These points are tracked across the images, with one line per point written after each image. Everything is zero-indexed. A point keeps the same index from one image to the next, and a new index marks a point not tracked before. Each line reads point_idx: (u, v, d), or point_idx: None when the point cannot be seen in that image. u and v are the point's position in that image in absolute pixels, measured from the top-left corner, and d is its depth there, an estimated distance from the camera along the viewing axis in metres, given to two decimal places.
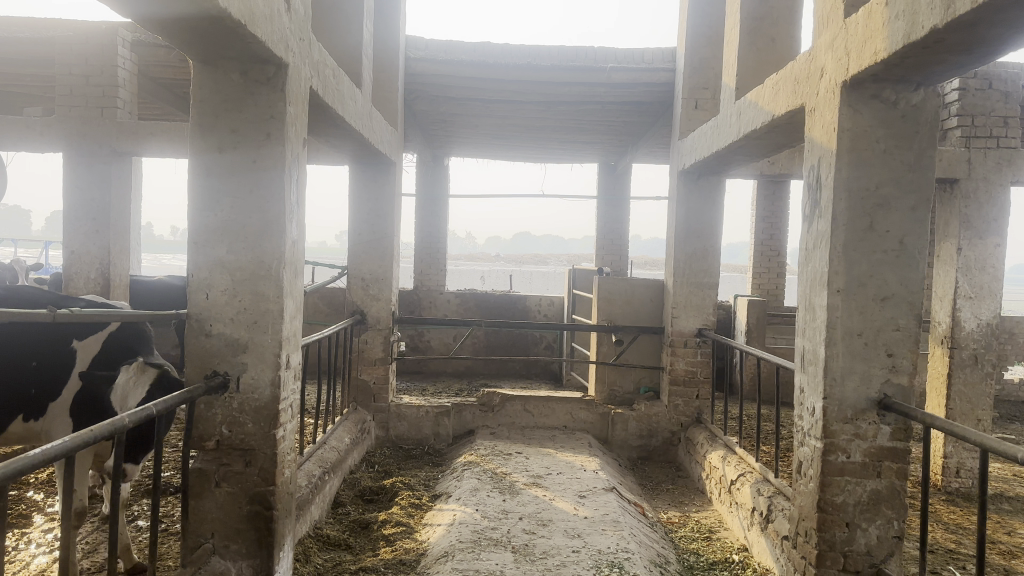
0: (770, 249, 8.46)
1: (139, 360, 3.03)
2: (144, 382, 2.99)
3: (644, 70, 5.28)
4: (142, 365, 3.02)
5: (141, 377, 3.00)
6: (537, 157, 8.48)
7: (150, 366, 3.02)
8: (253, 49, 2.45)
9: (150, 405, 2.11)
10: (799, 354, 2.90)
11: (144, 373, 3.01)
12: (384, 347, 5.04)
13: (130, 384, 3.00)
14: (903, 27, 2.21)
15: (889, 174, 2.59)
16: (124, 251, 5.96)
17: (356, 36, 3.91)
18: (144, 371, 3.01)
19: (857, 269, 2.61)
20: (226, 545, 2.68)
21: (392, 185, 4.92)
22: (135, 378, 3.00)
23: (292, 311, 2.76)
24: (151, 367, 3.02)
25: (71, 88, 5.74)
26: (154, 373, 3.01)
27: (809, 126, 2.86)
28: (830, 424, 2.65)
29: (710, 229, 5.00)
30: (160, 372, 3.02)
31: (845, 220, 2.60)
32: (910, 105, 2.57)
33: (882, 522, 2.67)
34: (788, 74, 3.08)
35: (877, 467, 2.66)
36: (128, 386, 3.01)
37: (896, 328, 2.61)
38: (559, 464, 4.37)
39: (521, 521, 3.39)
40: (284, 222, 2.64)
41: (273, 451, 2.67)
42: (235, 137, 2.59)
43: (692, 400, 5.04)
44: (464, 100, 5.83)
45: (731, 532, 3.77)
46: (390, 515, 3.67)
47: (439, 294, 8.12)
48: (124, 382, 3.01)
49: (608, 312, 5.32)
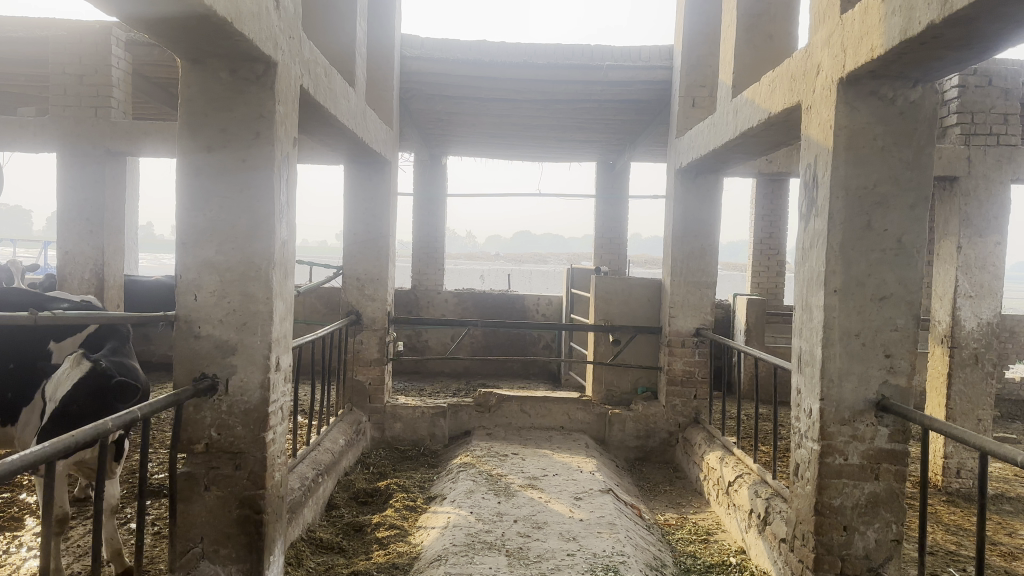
0: (769, 248, 8.41)
1: (78, 352, 2.91)
2: (72, 374, 2.82)
3: (642, 68, 5.24)
4: (79, 357, 2.88)
5: (72, 370, 2.85)
6: (535, 156, 8.44)
7: (85, 359, 2.87)
8: (241, 47, 2.41)
9: (135, 409, 2.08)
10: (795, 355, 2.86)
11: (78, 364, 2.86)
12: (379, 347, 5.01)
13: (64, 377, 2.87)
14: (900, 23, 2.17)
15: (886, 173, 2.55)
16: (118, 251, 5.92)
17: (350, 34, 3.87)
18: (79, 363, 2.87)
19: (855, 269, 2.57)
20: (216, 549, 2.64)
21: (387, 184, 4.88)
22: (70, 370, 2.87)
23: (282, 312, 2.72)
24: (86, 360, 2.87)
25: (65, 87, 5.71)
26: (86, 365, 2.83)
27: (806, 123, 2.82)
28: (827, 426, 2.62)
29: (708, 227, 4.95)
30: (93, 365, 2.83)
31: (843, 218, 2.57)
32: (907, 102, 2.54)
33: (880, 525, 2.63)
34: (784, 71, 3.04)
35: (875, 469, 2.63)
36: (63, 378, 2.87)
37: (894, 328, 2.58)
38: (556, 465, 4.34)
39: (516, 524, 3.36)
40: (274, 221, 2.60)
41: (263, 455, 2.63)
42: (224, 136, 2.55)
43: (690, 401, 5.00)
44: (461, 99, 5.79)
45: (729, 535, 3.73)
46: (384, 518, 3.64)
47: (437, 293, 8.08)
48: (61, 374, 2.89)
49: (605, 311, 5.29)
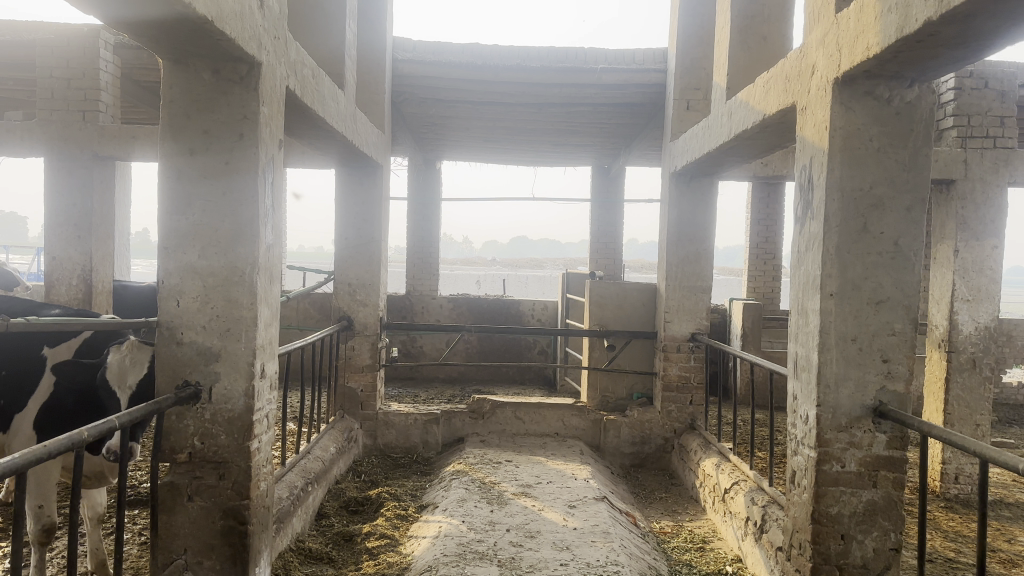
0: (766, 252, 8.36)
1: (130, 338, 2.93)
2: (142, 362, 2.90)
3: (635, 70, 5.19)
4: (137, 343, 2.92)
5: (137, 355, 2.89)
6: (530, 160, 8.40)
7: (144, 345, 2.94)
8: (223, 47, 2.36)
9: (113, 417, 2.01)
10: (792, 360, 2.81)
11: (139, 350, 2.91)
12: (372, 353, 4.94)
13: (126, 364, 2.87)
14: (896, 21, 2.12)
15: (882, 174, 2.50)
16: (107, 256, 5.86)
17: (339, 36, 3.82)
18: (140, 348, 2.93)
19: (851, 273, 2.52)
20: (199, 561, 2.58)
21: (379, 188, 4.82)
22: (129, 355, 2.89)
23: (267, 318, 2.66)
24: (145, 345, 2.95)
25: (53, 91, 5.65)
26: (150, 350, 2.94)
27: (801, 124, 2.78)
28: (824, 432, 2.56)
29: (702, 232, 4.90)
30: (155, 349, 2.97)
31: (838, 221, 2.52)
32: (904, 102, 2.49)
33: (878, 533, 2.58)
34: (779, 71, 3.00)
35: (873, 476, 2.57)
36: (124, 366, 2.87)
37: (891, 333, 2.53)
38: (550, 472, 4.27)
39: (508, 533, 3.30)
40: (258, 226, 2.54)
41: (247, 464, 2.57)
42: (207, 139, 2.50)
43: (685, 406, 4.95)
44: (454, 103, 5.75)
45: (725, 542, 3.68)
46: (375, 528, 3.58)
47: (431, 299, 8.03)
48: (118, 361, 2.87)
49: (599, 317, 5.25)
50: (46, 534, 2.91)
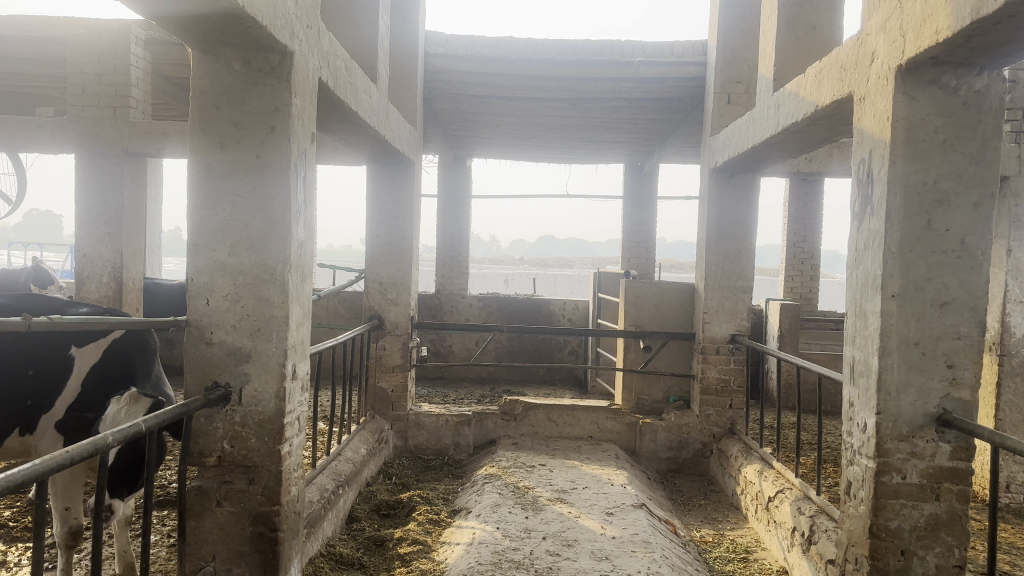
0: (803, 251, 8.16)
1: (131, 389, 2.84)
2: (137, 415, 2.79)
3: (674, 64, 5.04)
4: (136, 395, 2.83)
5: (133, 409, 2.80)
6: (562, 158, 8.28)
7: (145, 398, 2.85)
8: (254, 35, 2.27)
9: (139, 420, 1.93)
10: (848, 365, 2.66)
11: (138, 403, 2.82)
12: (402, 353, 4.85)
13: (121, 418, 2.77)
14: (971, 1, 1.97)
15: (948, 168, 2.35)
16: (137, 253, 5.84)
17: (373, 29, 3.73)
18: (138, 402, 2.83)
19: (913, 272, 2.38)
20: (228, 568, 2.51)
21: (410, 185, 4.74)
22: (125, 409, 2.79)
23: (299, 317, 2.57)
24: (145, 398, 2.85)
25: (84, 87, 5.64)
26: (148, 404, 2.84)
27: (858, 116, 2.63)
28: (884, 442, 2.42)
29: (743, 230, 4.75)
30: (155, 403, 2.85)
31: (901, 218, 2.37)
32: (972, 91, 2.33)
33: (941, 549, 2.43)
34: (834, 60, 2.85)
35: (936, 489, 2.43)
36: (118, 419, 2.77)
37: (957, 337, 2.37)
38: (585, 478, 4.15)
39: (545, 541, 3.18)
40: (290, 222, 2.44)
41: (278, 469, 2.49)
42: (237, 131, 2.41)
43: (725, 410, 4.80)
44: (487, 98, 5.64)
45: (770, 553, 3.53)
46: (407, 532, 3.48)
47: (461, 298, 7.94)
48: (114, 414, 2.78)
49: (635, 317, 5.11)
50: (72, 537, 2.85)
